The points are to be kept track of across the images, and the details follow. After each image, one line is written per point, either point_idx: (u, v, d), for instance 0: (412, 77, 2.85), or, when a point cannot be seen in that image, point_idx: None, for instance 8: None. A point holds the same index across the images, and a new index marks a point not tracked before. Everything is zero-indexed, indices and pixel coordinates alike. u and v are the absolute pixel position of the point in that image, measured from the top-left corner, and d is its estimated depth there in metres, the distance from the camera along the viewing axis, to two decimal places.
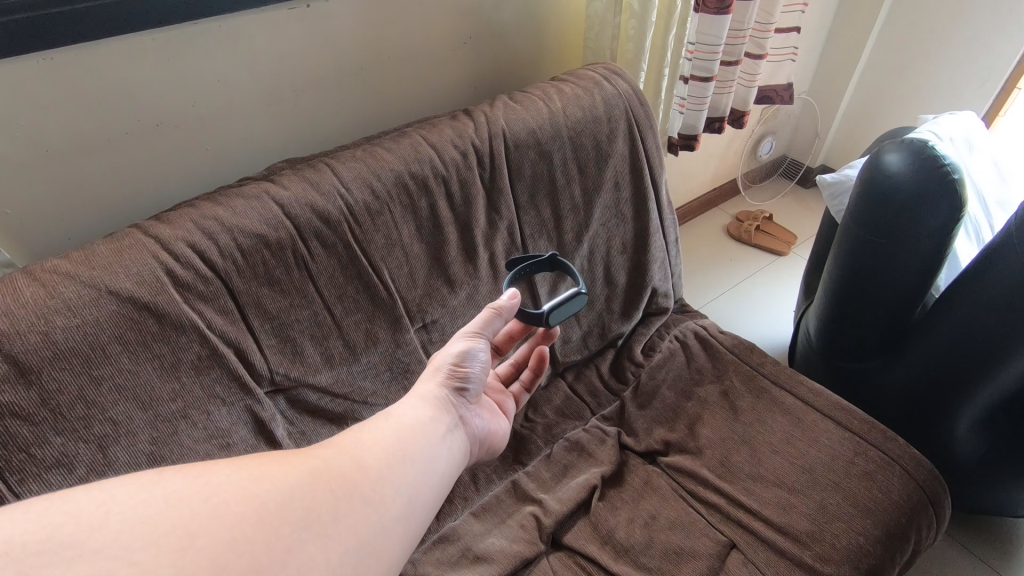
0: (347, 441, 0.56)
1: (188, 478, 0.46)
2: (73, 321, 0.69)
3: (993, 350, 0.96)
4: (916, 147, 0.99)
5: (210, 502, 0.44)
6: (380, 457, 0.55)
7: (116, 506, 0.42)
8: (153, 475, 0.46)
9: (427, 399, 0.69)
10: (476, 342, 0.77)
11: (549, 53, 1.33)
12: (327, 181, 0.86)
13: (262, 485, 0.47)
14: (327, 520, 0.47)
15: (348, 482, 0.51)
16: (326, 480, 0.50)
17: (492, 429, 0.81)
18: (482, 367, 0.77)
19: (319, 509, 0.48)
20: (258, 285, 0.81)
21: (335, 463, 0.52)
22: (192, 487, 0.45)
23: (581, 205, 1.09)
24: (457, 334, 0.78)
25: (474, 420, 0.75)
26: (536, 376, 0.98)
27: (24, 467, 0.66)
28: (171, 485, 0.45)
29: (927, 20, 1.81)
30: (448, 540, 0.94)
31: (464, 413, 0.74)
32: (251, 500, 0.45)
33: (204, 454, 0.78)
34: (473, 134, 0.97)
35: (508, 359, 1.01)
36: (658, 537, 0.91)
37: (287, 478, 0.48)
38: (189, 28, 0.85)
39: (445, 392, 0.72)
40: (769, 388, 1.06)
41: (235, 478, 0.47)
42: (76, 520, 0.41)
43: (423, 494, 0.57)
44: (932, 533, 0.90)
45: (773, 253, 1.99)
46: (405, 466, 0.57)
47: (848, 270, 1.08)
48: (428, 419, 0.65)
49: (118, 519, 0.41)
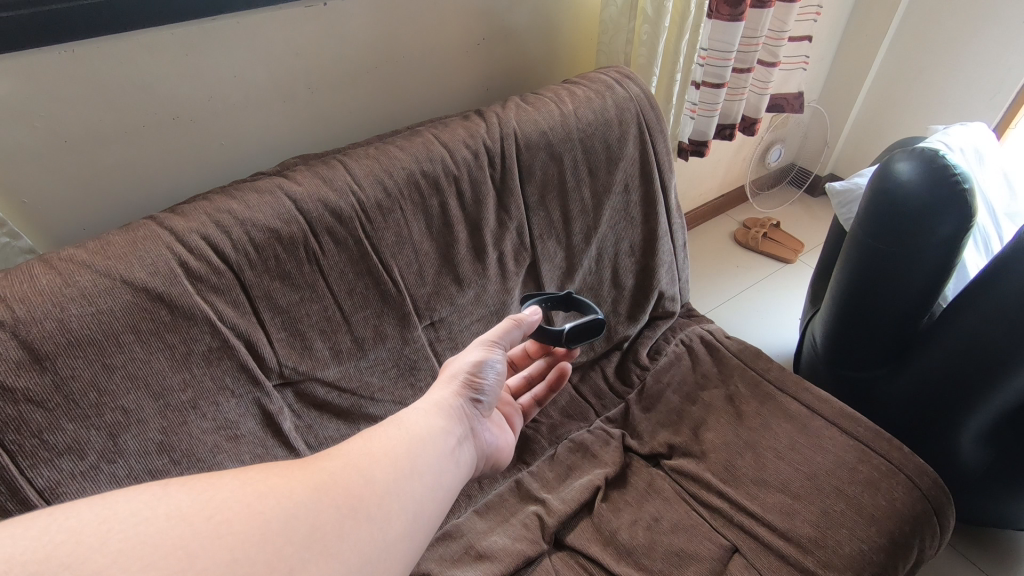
0: (356, 451, 0.56)
1: (191, 495, 0.46)
2: (88, 309, 0.69)
3: (1000, 361, 0.96)
4: (927, 155, 0.99)
5: (212, 522, 0.44)
6: (387, 470, 0.55)
7: (117, 525, 0.42)
8: (155, 489, 0.45)
9: (440, 408, 0.69)
10: (492, 352, 0.78)
11: (562, 56, 1.33)
12: (340, 177, 0.87)
13: (266, 502, 0.47)
14: (331, 539, 0.47)
15: (353, 498, 0.51)
16: (331, 497, 0.50)
17: (499, 445, 0.82)
18: (496, 378, 0.78)
19: (322, 527, 0.47)
20: (270, 280, 0.81)
21: (340, 478, 0.52)
22: (194, 503, 0.45)
23: (590, 207, 1.10)
24: (475, 342, 0.79)
25: (481, 434, 0.75)
26: (549, 392, 1.00)
27: (36, 451, 0.66)
28: (173, 502, 0.44)
29: (938, 33, 1.81)
30: (451, 537, 0.94)
31: (474, 424, 0.74)
32: (254, 518, 0.45)
33: (213, 444, 0.78)
34: (485, 135, 0.98)
35: (521, 371, 1.02)
36: (661, 540, 0.91)
37: (291, 495, 0.48)
38: (209, 24, 0.86)
39: (460, 401, 0.72)
40: (775, 394, 1.06)
41: (239, 494, 0.47)
42: (76, 538, 0.40)
43: (429, 509, 0.56)
44: (936, 543, 0.90)
45: (780, 261, 1.99)
46: (412, 481, 0.56)
47: (858, 277, 1.08)
48: (439, 429, 0.65)
49: (119, 538, 0.41)
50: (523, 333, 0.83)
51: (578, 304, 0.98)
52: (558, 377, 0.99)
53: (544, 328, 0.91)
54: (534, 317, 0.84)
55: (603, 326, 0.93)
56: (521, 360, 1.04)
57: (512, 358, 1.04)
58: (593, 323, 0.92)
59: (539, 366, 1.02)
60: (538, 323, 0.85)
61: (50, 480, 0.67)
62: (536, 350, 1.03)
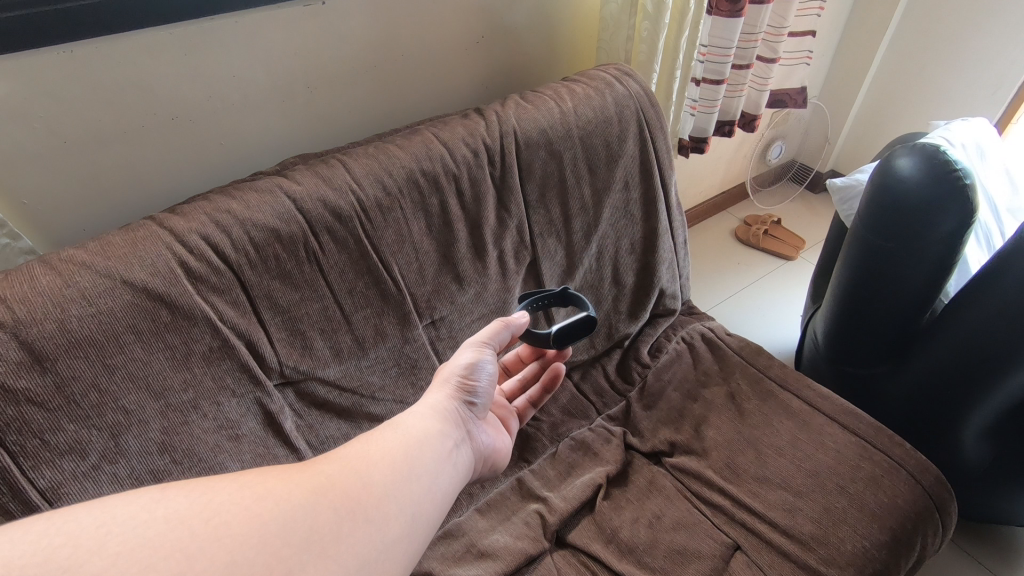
0: (352, 455, 0.56)
1: (189, 497, 0.46)
2: (89, 310, 0.69)
3: (1002, 358, 0.95)
4: (927, 152, 0.99)
5: (211, 524, 0.44)
6: (385, 473, 0.55)
7: (116, 527, 0.42)
8: (153, 492, 0.45)
9: (435, 411, 0.68)
10: (483, 353, 0.78)
11: (562, 53, 1.33)
12: (340, 177, 0.87)
13: (265, 504, 0.47)
14: (329, 541, 0.47)
15: (351, 500, 0.51)
16: (328, 499, 0.50)
17: (496, 446, 0.82)
18: (489, 380, 0.77)
19: (320, 529, 0.47)
20: (270, 279, 0.81)
21: (339, 480, 0.52)
22: (193, 506, 0.45)
23: (590, 205, 1.09)
24: (466, 344, 0.79)
25: (479, 436, 0.75)
26: (544, 393, 1.01)
27: (37, 452, 0.67)
28: (172, 505, 0.45)
29: (939, 28, 1.81)
30: (452, 536, 0.94)
31: (471, 426, 0.73)
32: (253, 520, 0.45)
33: (214, 444, 0.79)
34: (485, 133, 0.98)
35: (515, 376, 1.02)
36: (663, 537, 0.91)
37: (290, 497, 0.48)
38: (207, 24, 0.86)
39: (455, 404, 0.72)
40: (776, 391, 1.06)
41: (237, 497, 0.47)
42: (75, 542, 0.40)
43: (427, 511, 0.56)
44: (938, 540, 0.90)
45: (781, 258, 1.98)
46: (410, 483, 0.56)
47: (858, 275, 1.08)
48: (435, 431, 0.65)
49: (117, 541, 0.41)
50: (512, 334, 0.82)
51: (572, 300, 0.95)
52: (552, 379, 0.99)
53: (532, 331, 0.90)
54: (522, 318, 0.84)
55: (593, 323, 0.92)
56: (514, 365, 1.03)
57: (506, 363, 1.04)
58: (582, 320, 0.91)
59: (532, 369, 1.01)
60: (525, 328, 0.84)
61: (52, 481, 0.67)
62: (529, 353, 1.02)
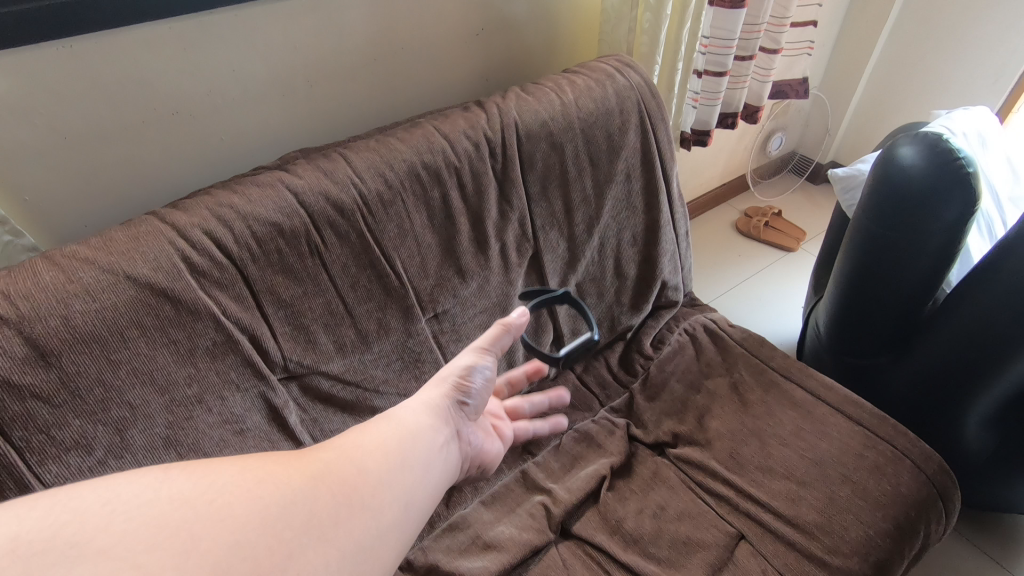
0: (348, 444, 0.56)
1: (192, 479, 0.46)
2: (92, 305, 0.69)
3: (1004, 346, 0.96)
4: (930, 140, 0.98)
5: (214, 506, 0.44)
6: (380, 464, 0.56)
7: (120, 507, 0.41)
8: (157, 473, 0.45)
9: (429, 410, 0.68)
10: (483, 357, 0.77)
11: (562, 45, 1.33)
12: (341, 170, 0.86)
13: (266, 486, 0.47)
14: (328, 525, 0.47)
15: (349, 488, 0.51)
16: (327, 486, 0.50)
17: (484, 448, 0.85)
18: (485, 382, 0.77)
19: (319, 514, 0.48)
20: (273, 273, 0.81)
21: (335, 467, 0.52)
22: (197, 487, 0.45)
23: (592, 197, 1.09)
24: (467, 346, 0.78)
25: (468, 438, 0.78)
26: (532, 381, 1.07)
27: (43, 448, 0.67)
28: (175, 486, 0.44)
29: (940, 17, 1.80)
30: (457, 528, 0.95)
31: (462, 428, 0.75)
32: (253, 501, 0.46)
33: (219, 438, 0.79)
34: (485, 126, 0.97)
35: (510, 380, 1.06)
36: (667, 527, 0.91)
37: (288, 482, 0.49)
38: (206, 18, 0.86)
39: (449, 403, 0.72)
40: (779, 381, 1.06)
41: (241, 478, 0.47)
42: (80, 519, 0.40)
43: (418, 502, 0.57)
44: (941, 528, 0.90)
45: (782, 249, 1.98)
46: (404, 474, 0.57)
47: (860, 264, 1.08)
48: (428, 428, 0.65)
49: (125, 519, 0.41)
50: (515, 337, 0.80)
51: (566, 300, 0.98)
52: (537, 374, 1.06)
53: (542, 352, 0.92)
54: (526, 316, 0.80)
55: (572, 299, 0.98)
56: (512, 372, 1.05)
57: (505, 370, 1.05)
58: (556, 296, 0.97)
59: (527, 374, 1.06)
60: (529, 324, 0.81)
61: (58, 476, 0.68)
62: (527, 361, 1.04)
